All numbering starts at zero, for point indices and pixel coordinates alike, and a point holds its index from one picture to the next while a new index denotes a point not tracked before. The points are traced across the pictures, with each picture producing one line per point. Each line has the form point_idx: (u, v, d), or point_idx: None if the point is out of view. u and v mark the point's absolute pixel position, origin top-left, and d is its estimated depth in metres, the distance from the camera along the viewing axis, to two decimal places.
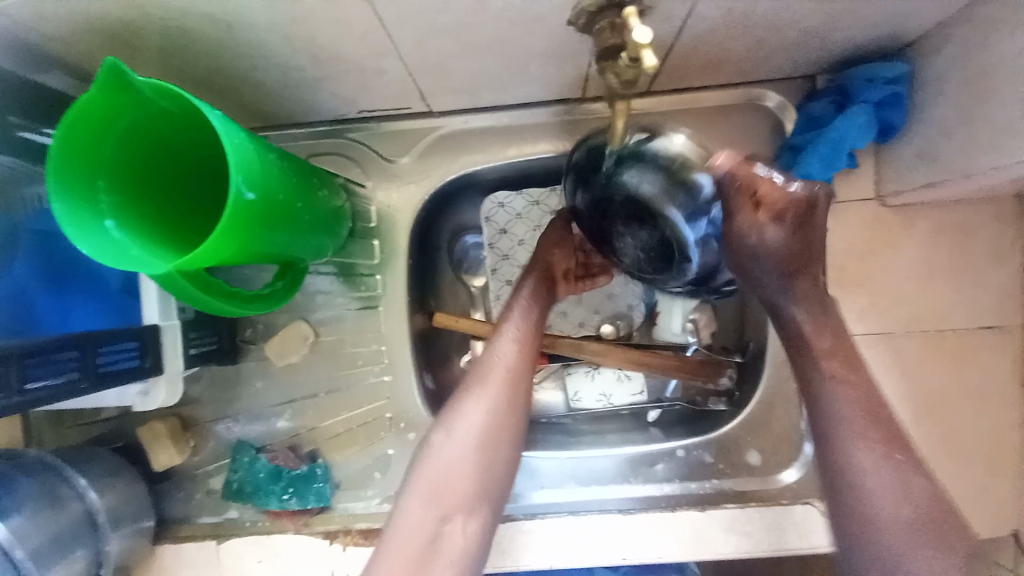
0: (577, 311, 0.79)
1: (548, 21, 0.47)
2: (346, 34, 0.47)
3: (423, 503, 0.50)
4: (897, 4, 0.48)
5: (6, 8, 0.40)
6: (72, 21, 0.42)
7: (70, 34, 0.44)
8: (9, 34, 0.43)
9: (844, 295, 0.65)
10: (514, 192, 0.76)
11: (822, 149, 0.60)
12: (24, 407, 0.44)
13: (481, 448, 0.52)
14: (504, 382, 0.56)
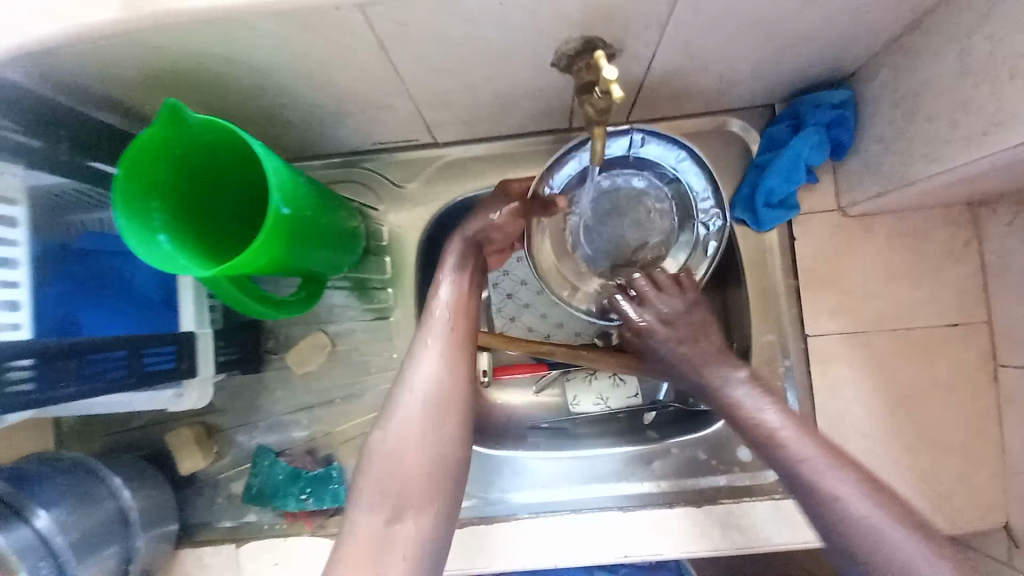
0: (574, 321, 0.85)
1: (534, 63, 0.56)
2: (366, 79, 0.56)
3: (375, 494, 0.52)
4: (829, 41, 0.57)
5: (91, 68, 0.49)
6: (142, 76, 0.51)
7: (137, 87, 0.53)
8: (86, 91, 0.52)
9: (817, 296, 0.71)
10: None
11: (781, 166, 0.68)
12: (75, 396, 0.50)
13: (426, 430, 0.55)
14: (442, 367, 0.58)
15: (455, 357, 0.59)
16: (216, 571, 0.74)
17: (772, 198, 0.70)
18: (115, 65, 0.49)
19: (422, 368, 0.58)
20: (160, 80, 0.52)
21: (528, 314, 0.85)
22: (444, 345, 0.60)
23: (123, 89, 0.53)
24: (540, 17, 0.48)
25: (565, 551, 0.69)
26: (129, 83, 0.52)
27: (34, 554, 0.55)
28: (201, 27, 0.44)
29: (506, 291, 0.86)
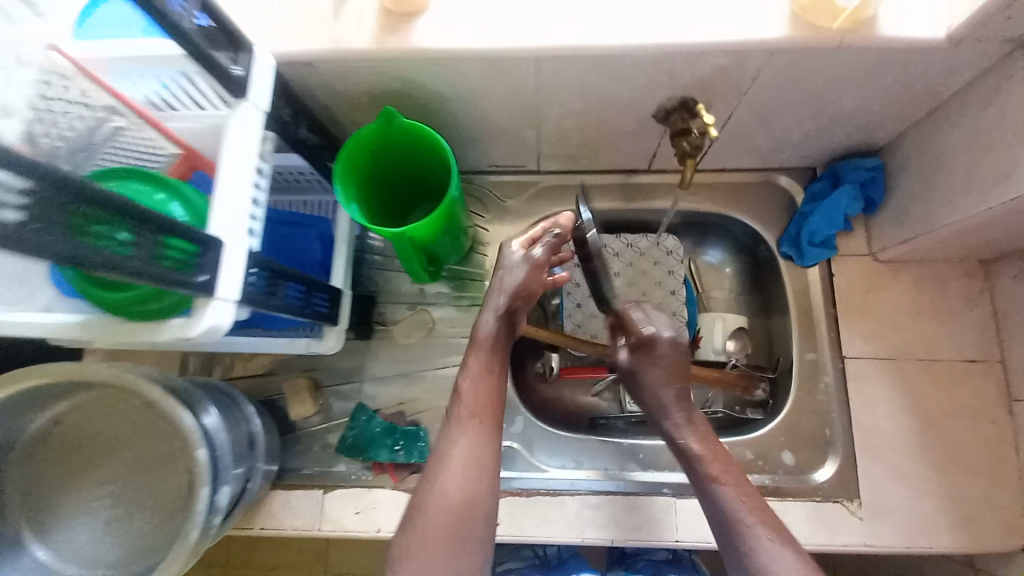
0: None
1: (640, 112, 0.75)
2: (512, 112, 0.75)
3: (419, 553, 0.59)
4: (865, 119, 0.75)
5: (327, 86, 0.68)
6: (356, 95, 0.70)
7: (346, 104, 0.72)
8: (312, 102, 0.70)
9: (852, 325, 0.84)
10: None
11: (823, 212, 0.84)
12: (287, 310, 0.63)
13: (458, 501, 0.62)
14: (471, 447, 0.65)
15: (482, 430, 0.67)
16: (306, 512, 0.83)
17: (814, 238, 0.85)
18: (344, 84, 0.67)
19: (456, 443, 0.66)
20: (363, 99, 0.71)
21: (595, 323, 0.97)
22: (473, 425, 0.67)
23: (336, 103, 0.72)
24: (657, 79, 0.67)
25: (619, 528, 0.78)
26: (343, 100, 0.71)
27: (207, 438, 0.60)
28: (423, 62, 0.63)
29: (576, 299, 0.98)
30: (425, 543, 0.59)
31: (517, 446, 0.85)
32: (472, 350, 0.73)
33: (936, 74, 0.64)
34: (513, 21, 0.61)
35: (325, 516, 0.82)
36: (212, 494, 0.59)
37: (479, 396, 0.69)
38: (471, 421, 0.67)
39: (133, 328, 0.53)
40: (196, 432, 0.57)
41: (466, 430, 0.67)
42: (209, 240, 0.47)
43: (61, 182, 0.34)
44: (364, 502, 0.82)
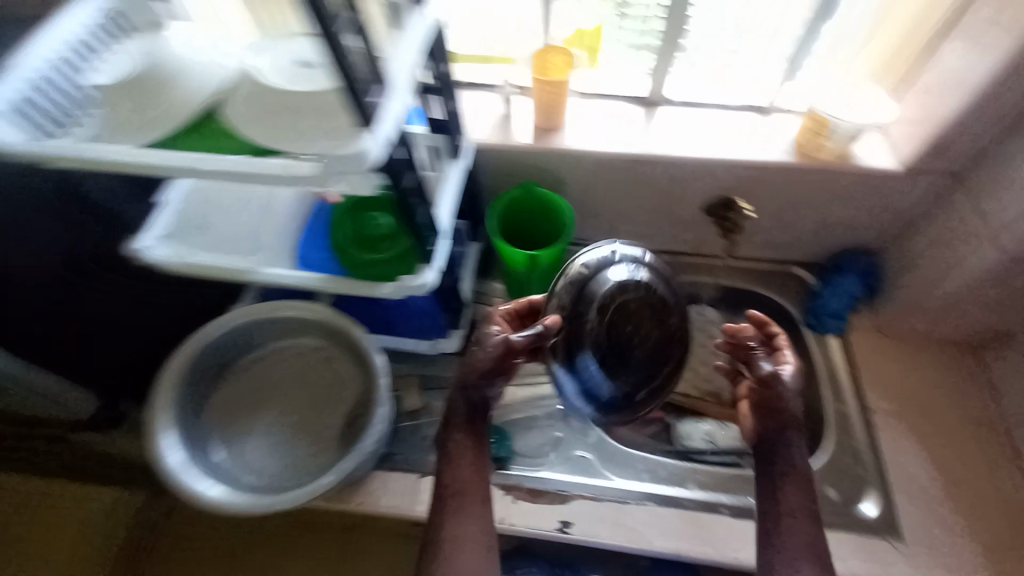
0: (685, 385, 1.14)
1: (695, 205, 1.05)
2: (603, 197, 1.07)
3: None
4: (857, 225, 1.04)
5: (486, 166, 1.02)
6: (502, 174, 1.03)
7: (493, 179, 1.05)
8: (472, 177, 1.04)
9: (872, 385, 1.02)
10: None
11: (834, 292, 1.08)
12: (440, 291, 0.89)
13: (465, 544, 0.66)
14: (465, 498, 0.69)
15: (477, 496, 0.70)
16: (400, 492, 0.93)
17: (831, 312, 1.08)
18: (499, 165, 1.01)
19: (458, 496, 0.69)
20: (506, 177, 1.04)
21: None
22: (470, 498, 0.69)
23: (486, 177, 1.05)
24: (710, 183, 0.99)
25: (683, 540, 0.88)
26: (491, 176, 1.05)
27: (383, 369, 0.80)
28: (557, 156, 0.97)
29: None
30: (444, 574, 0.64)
31: (589, 455, 0.99)
32: (448, 432, 0.73)
33: (904, 196, 0.95)
34: (618, 139, 0.96)
35: (416, 499, 0.92)
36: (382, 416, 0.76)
37: (470, 489, 0.70)
38: (455, 502, 0.69)
39: (361, 283, 0.76)
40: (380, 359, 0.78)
41: (450, 510, 0.69)
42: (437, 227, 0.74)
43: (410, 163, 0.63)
44: None
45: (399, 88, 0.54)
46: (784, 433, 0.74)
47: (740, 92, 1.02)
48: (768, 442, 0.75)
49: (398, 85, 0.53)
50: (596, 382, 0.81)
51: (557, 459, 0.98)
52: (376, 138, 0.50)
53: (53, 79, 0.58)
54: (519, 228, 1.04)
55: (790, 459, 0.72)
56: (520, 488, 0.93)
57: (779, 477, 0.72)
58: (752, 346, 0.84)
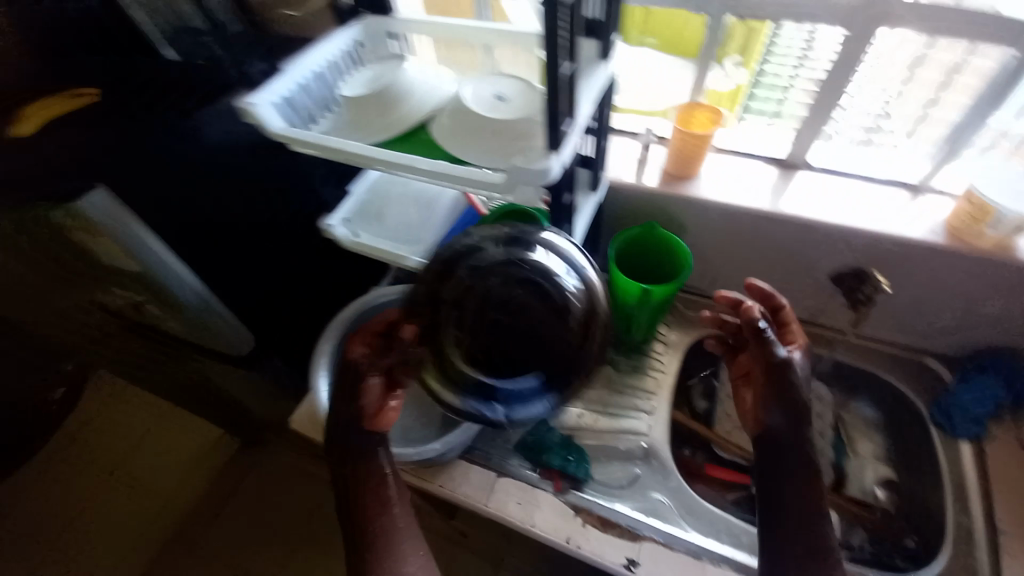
0: None
1: (819, 272, 1.03)
2: (720, 248, 1.09)
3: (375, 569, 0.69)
4: (1011, 325, 0.95)
5: (614, 202, 1.09)
6: (627, 211, 1.10)
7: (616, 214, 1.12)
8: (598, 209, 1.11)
9: (1007, 505, 0.90)
10: None
11: (972, 392, 0.98)
12: None
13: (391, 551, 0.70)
14: (388, 502, 0.73)
15: (404, 523, 0.74)
16: (477, 484, 0.98)
17: (966, 414, 0.98)
18: (626, 203, 1.08)
19: (387, 521, 0.72)
20: (629, 214, 1.10)
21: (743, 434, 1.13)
22: (395, 528, 0.72)
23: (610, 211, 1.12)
24: (840, 251, 0.97)
25: None
26: (615, 211, 1.11)
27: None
28: (685, 203, 1.02)
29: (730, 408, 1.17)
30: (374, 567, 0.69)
31: (664, 499, 0.98)
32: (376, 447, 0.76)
33: None
34: (748, 195, 0.99)
35: (491, 496, 0.97)
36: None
37: (395, 520, 0.73)
38: (377, 509, 0.73)
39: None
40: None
41: (381, 513, 0.73)
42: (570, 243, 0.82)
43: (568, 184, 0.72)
44: (526, 497, 0.97)
45: (580, 121, 0.64)
46: (790, 419, 0.75)
47: (886, 167, 1.00)
48: (773, 432, 0.76)
49: (582, 120, 0.64)
50: (526, 380, 0.70)
51: (631, 495, 0.99)
52: (557, 160, 0.60)
53: (311, 88, 0.76)
54: (633, 264, 1.08)
55: (799, 449, 0.73)
56: (589, 513, 0.94)
57: (786, 469, 0.73)
58: (763, 328, 0.79)
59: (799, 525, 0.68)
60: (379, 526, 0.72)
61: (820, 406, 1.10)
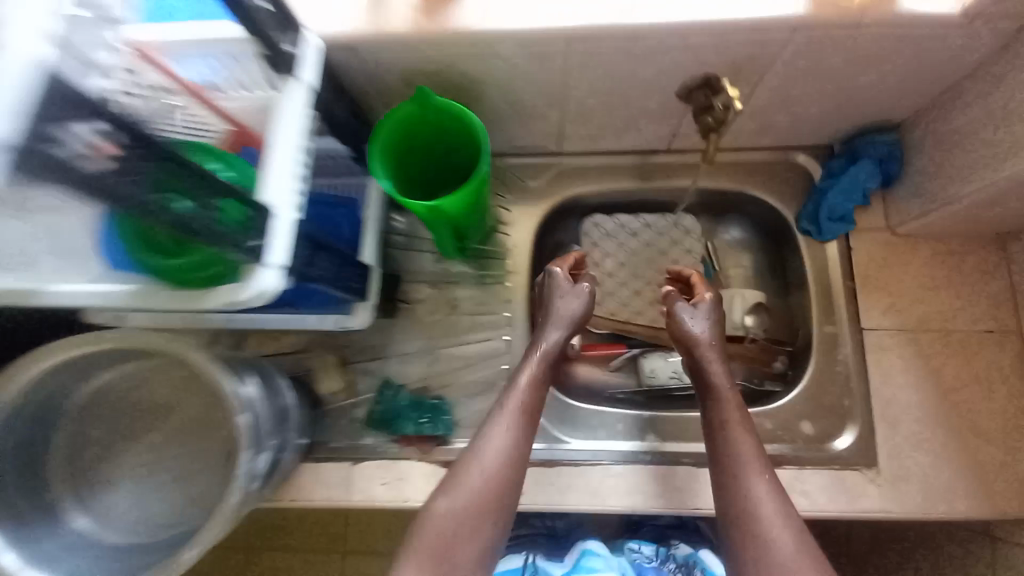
0: (650, 310, 1.02)
1: (664, 89, 0.75)
2: (537, 95, 0.77)
3: (454, 514, 0.68)
4: (883, 96, 0.76)
5: (365, 70, 0.71)
6: (393, 76, 0.72)
7: (382, 84, 0.74)
8: (355, 82, 0.73)
9: (869, 298, 0.84)
10: (608, 216, 1.04)
11: (841, 187, 0.85)
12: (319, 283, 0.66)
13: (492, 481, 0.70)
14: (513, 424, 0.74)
15: (505, 468, 0.71)
16: (335, 483, 0.86)
17: (833, 214, 0.87)
18: (385, 70, 0.70)
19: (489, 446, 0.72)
20: (399, 83, 0.73)
21: (612, 301, 1.02)
22: (491, 465, 0.71)
23: (376, 85, 0.75)
24: (676, 59, 0.68)
25: (641, 495, 0.82)
26: (375, 82, 0.73)
27: (254, 401, 0.65)
28: (453, 46, 0.66)
29: (605, 271, 1.04)
30: (461, 510, 0.68)
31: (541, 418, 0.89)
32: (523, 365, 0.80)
33: (955, 51, 0.65)
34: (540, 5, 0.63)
35: (353, 488, 0.86)
36: (254, 459, 0.64)
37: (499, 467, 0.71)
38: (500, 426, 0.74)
39: (187, 296, 0.55)
40: (242, 399, 0.62)
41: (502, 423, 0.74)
42: (264, 205, 0.51)
43: (148, 145, 0.40)
44: (390, 474, 0.86)
45: (24, 40, 0.34)
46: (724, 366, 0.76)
47: None
48: (699, 374, 0.76)
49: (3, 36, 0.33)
50: None
51: None
52: None
53: None
54: (426, 152, 0.75)
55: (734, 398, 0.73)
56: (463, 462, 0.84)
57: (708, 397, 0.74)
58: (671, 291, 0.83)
59: (728, 471, 0.68)
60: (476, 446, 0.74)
61: (686, 242, 1.03)
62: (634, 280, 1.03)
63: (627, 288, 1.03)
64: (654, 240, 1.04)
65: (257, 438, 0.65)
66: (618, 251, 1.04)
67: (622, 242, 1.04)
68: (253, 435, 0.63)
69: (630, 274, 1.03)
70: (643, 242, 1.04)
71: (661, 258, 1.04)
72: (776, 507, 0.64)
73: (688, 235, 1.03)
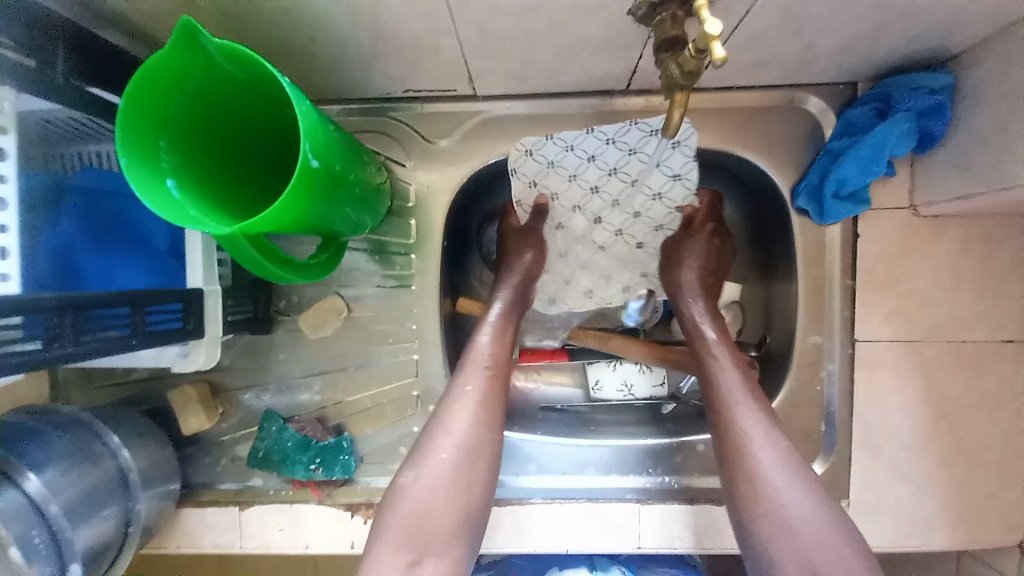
0: (622, 274, 0.80)
1: (609, 9, 0.47)
2: (408, 18, 0.48)
3: (403, 539, 0.52)
4: (946, 15, 0.49)
5: None
6: None
7: None
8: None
9: (868, 299, 0.66)
10: (544, 137, 0.72)
11: (861, 153, 0.61)
12: (75, 358, 0.45)
13: (455, 477, 0.55)
14: (477, 405, 0.59)
15: (481, 431, 0.58)
16: (220, 533, 0.71)
17: (842, 188, 0.64)
18: None
19: (460, 411, 0.58)
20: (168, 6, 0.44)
21: (567, 263, 0.80)
22: (461, 432, 0.57)
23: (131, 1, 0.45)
24: None
25: (575, 536, 0.68)
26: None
27: (26, 518, 0.50)
28: None
29: (557, 223, 0.78)
30: (408, 526, 0.52)
31: None
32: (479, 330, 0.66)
33: None
34: None
35: (244, 533, 0.71)
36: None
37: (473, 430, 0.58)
38: (468, 400, 0.59)
39: None
40: (5, 531, 0.48)
41: (462, 403, 0.59)
42: None
43: None
44: (288, 518, 0.70)
45: None
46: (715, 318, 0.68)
47: None
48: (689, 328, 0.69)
49: None
50: None
51: None
52: None
53: None
54: (242, 113, 0.50)
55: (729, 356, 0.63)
56: (368, 506, 0.70)
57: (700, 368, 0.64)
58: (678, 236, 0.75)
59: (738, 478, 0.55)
60: (447, 407, 0.59)
61: (670, 159, 0.73)
62: (597, 227, 0.78)
63: (589, 243, 0.79)
64: (623, 163, 0.74)
65: (50, 552, 0.51)
66: (573, 188, 0.76)
67: (576, 173, 0.75)
68: (36, 559, 0.50)
69: (589, 221, 0.78)
70: (608, 166, 0.74)
71: (632, 197, 0.76)
72: (820, 530, 0.50)
73: (677, 149, 0.71)
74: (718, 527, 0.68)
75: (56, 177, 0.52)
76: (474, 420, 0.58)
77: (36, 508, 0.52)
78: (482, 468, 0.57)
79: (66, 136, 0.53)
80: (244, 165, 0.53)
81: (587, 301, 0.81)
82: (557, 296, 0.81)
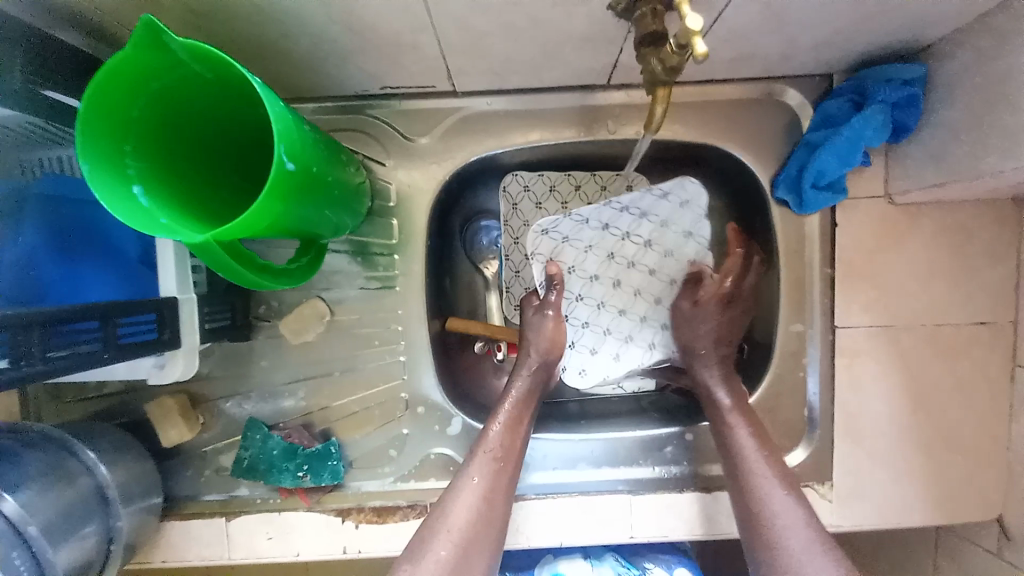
0: (643, 333, 0.78)
1: (589, 4, 0.46)
2: (383, 14, 0.47)
3: None
4: (918, 9, 0.50)
5: None
6: None
7: None
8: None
9: (847, 287, 0.68)
10: (559, 215, 0.75)
11: (837, 144, 0.62)
12: (42, 377, 0.43)
13: (469, 534, 0.53)
14: (493, 461, 0.59)
15: (496, 492, 0.57)
16: (207, 546, 0.69)
17: (821, 180, 0.65)
18: None
19: (476, 472, 0.58)
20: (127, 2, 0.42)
21: (590, 333, 0.77)
22: (464, 520, 0.54)
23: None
24: None
25: (569, 530, 0.69)
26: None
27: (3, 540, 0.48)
28: None
29: (576, 294, 0.77)
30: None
31: (450, 453, 0.71)
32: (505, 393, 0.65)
33: None
34: None
35: (232, 544, 0.69)
36: None
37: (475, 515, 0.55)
38: (488, 459, 0.59)
39: None
40: None
41: (481, 464, 0.58)
42: None
43: None
44: (277, 526, 0.69)
45: None
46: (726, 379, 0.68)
47: None
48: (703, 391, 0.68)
49: None
50: None
51: (402, 467, 0.71)
52: None
53: None
54: (211, 112, 0.47)
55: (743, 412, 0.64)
56: (360, 510, 0.69)
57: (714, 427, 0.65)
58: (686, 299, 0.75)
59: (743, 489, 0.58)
60: (464, 472, 0.58)
61: (682, 218, 0.76)
62: (618, 294, 0.77)
63: (610, 309, 0.77)
64: (637, 229, 0.76)
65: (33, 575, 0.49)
66: (588, 258, 0.76)
67: (591, 245, 0.76)
68: None
69: (609, 287, 0.77)
70: (621, 235, 0.76)
71: (648, 256, 0.77)
72: (802, 518, 0.54)
73: (687, 208, 0.76)
74: (705, 514, 0.69)
75: (15, 185, 0.49)
76: (477, 518, 0.55)
77: (13, 530, 0.49)
78: (495, 530, 0.55)
79: (26, 142, 0.49)
80: (215, 169, 0.51)
81: (615, 367, 0.77)
82: (584, 368, 0.77)
